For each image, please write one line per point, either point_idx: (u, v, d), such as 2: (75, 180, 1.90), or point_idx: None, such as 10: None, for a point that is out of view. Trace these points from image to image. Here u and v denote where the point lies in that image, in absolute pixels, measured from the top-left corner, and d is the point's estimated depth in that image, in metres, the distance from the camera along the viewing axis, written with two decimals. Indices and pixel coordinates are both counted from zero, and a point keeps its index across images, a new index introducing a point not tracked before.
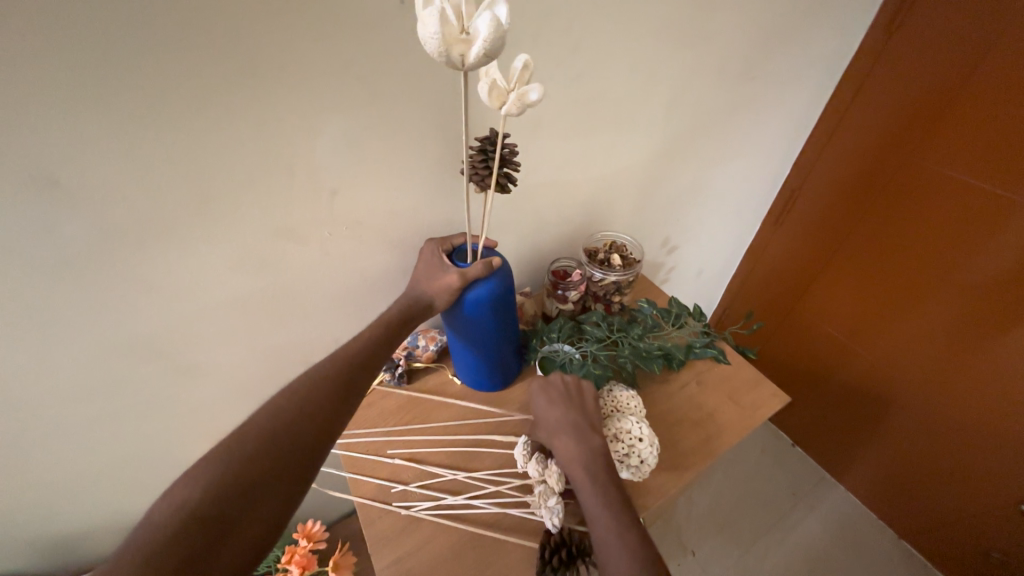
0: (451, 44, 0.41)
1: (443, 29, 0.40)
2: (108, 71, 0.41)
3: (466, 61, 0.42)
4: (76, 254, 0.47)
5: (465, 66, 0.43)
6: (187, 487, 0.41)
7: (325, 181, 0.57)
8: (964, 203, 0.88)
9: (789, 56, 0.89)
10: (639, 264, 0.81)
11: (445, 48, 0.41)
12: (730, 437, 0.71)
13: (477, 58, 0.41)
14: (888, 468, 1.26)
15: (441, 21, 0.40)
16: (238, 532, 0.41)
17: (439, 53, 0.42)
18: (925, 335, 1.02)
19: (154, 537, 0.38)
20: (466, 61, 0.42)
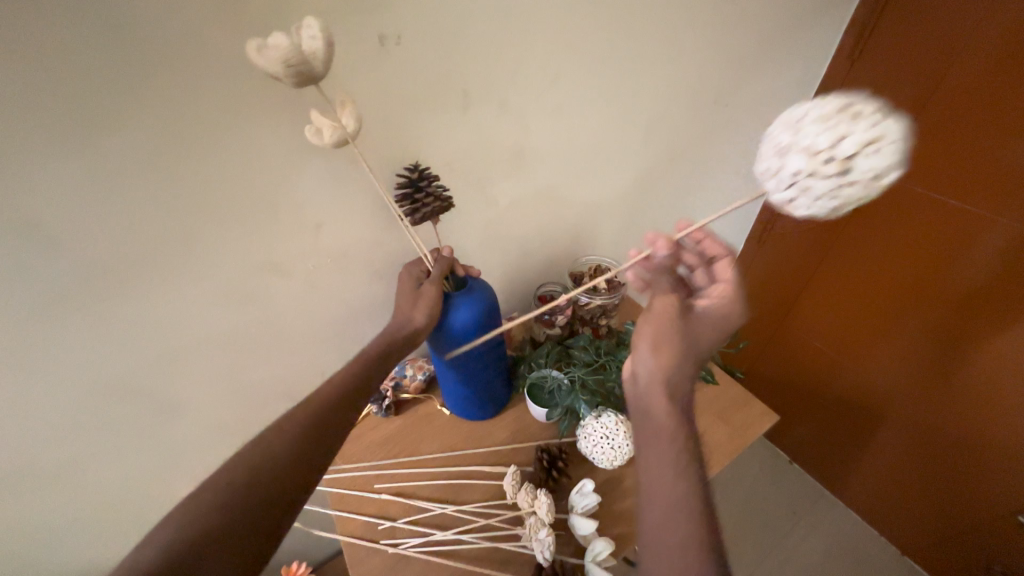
0: (297, 53, 0.41)
1: (279, 51, 0.40)
2: (89, 122, 0.42)
3: (320, 62, 0.43)
4: (54, 295, 0.48)
5: (323, 62, 0.43)
6: (162, 532, 0.41)
7: (307, 217, 0.58)
8: (941, 218, 0.92)
9: (762, 80, 0.92)
10: (624, 286, 0.82)
11: (296, 54, 0.41)
12: (720, 459, 0.71)
13: (325, 43, 0.42)
14: (883, 483, 1.26)
15: (276, 38, 0.40)
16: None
17: (294, 64, 0.41)
18: (914, 349, 1.04)
19: None
20: (318, 60, 0.42)
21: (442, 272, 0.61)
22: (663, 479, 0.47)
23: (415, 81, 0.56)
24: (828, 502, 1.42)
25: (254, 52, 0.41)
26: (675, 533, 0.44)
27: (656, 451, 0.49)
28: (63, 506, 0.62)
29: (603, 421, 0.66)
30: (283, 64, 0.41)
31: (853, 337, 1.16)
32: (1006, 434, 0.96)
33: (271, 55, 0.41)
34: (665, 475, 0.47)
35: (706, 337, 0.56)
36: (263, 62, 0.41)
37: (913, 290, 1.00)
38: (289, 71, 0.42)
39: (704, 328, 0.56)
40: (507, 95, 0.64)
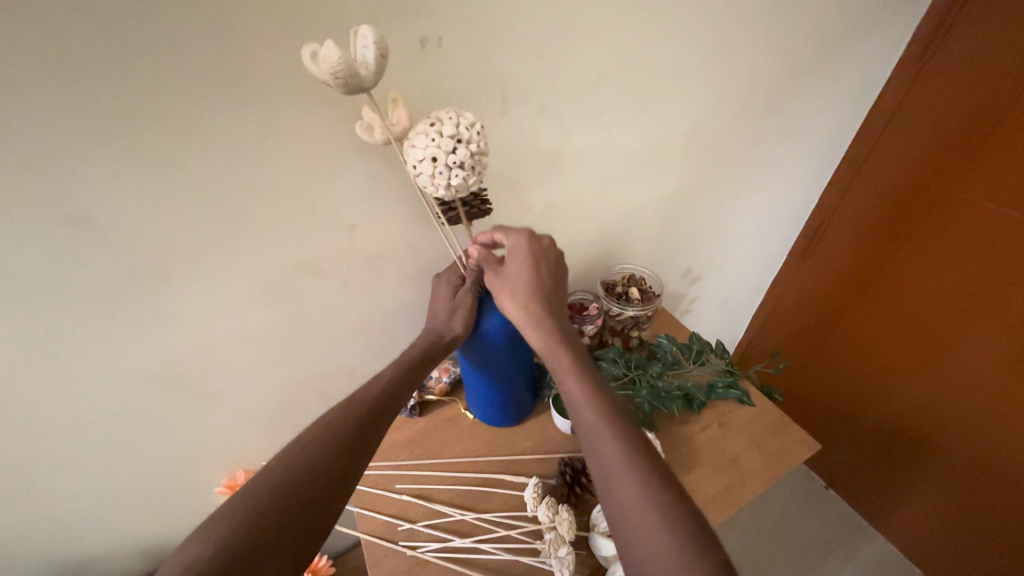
0: (349, 67, 0.40)
1: (332, 62, 0.39)
2: (147, 121, 0.44)
3: (371, 74, 0.42)
4: (107, 284, 0.50)
5: (374, 74, 0.42)
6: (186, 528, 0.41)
7: (343, 218, 0.59)
8: (997, 234, 0.85)
9: (818, 86, 0.86)
10: (658, 298, 0.79)
11: (347, 68, 0.40)
12: (753, 486, 0.67)
13: (377, 55, 0.41)
14: (931, 520, 1.17)
15: (329, 51, 0.39)
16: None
17: (345, 77, 0.40)
18: (967, 376, 0.97)
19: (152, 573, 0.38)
20: (369, 71, 0.41)
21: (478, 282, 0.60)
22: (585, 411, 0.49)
23: (455, 85, 0.55)
24: (866, 534, 1.33)
25: (307, 58, 0.40)
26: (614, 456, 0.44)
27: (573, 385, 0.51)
28: (110, 482, 0.65)
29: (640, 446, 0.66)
30: (331, 76, 0.40)
31: (900, 360, 1.08)
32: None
33: (322, 65, 0.40)
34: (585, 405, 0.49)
35: (528, 272, 0.55)
36: (314, 71, 0.41)
37: (971, 309, 0.92)
38: (338, 83, 0.41)
39: (521, 264, 0.56)
40: (546, 101, 0.62)
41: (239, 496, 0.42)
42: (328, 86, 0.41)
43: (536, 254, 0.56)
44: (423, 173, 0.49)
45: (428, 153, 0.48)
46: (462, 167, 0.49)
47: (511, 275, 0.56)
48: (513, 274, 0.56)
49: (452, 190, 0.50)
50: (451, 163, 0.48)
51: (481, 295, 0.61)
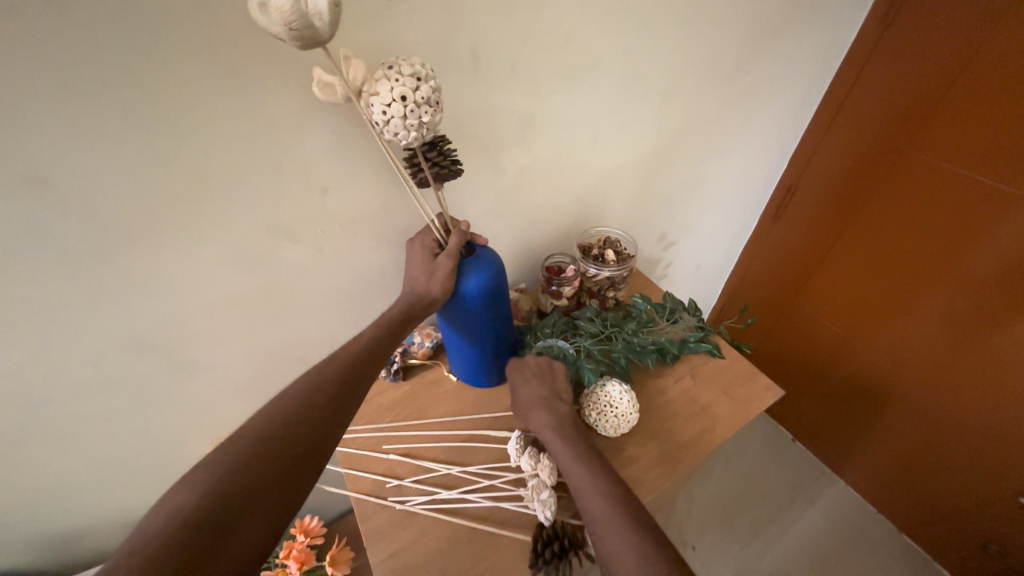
0: (302, 16, 0.38)
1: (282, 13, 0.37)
2: (97, 76, 0.42)
3: (325, 25, 0.40)
4: (72, 251, 0.48)
5: (328, 25, 0.40)
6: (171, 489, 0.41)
7: (315, 180, 0.58)
8: (958, 195, 0.89)
9: (786, 46, 0.87)
10: (633, 259, 0.81)
11: (300, 18, 0.38)
12: (723, 431, 0.71)
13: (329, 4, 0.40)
14: (887, 462, 1.26)
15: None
16: (231, 543, 0.39)
17: (299, 29, 0.39)
18: (924, 329, 1.03)
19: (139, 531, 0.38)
20: (324, 23, 0.40)
21: (456, 244, 0.60)
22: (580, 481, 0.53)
23: (423, 40, 0.54)
24: (828, 479, 1.44)
25: (256, 10, 0.38)
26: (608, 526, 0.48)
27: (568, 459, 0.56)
28: (92, 454, 0.65)
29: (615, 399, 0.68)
30: (285, 28, 0.38)
31: (863, 318, 1.15)
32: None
33: (273, 15, 0.38)
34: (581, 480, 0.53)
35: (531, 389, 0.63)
36: (266, 23, 0.39)
37: (930, 267, 0.98)
38: (292, 35, 0.39)
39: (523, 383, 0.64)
40: (517, 58, 0.61)
41: (225, 454, 0.43)
42: (280, 39, 0.40)
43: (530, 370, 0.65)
44: (394, 116, 0.47)
45: (395, 94, 0.46)
46: (428, 103, 0.47)
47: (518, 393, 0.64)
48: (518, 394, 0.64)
49: (419, 137, 0.49)
50: (418, 100, 0.46)
51: (459, 258, 0.62)
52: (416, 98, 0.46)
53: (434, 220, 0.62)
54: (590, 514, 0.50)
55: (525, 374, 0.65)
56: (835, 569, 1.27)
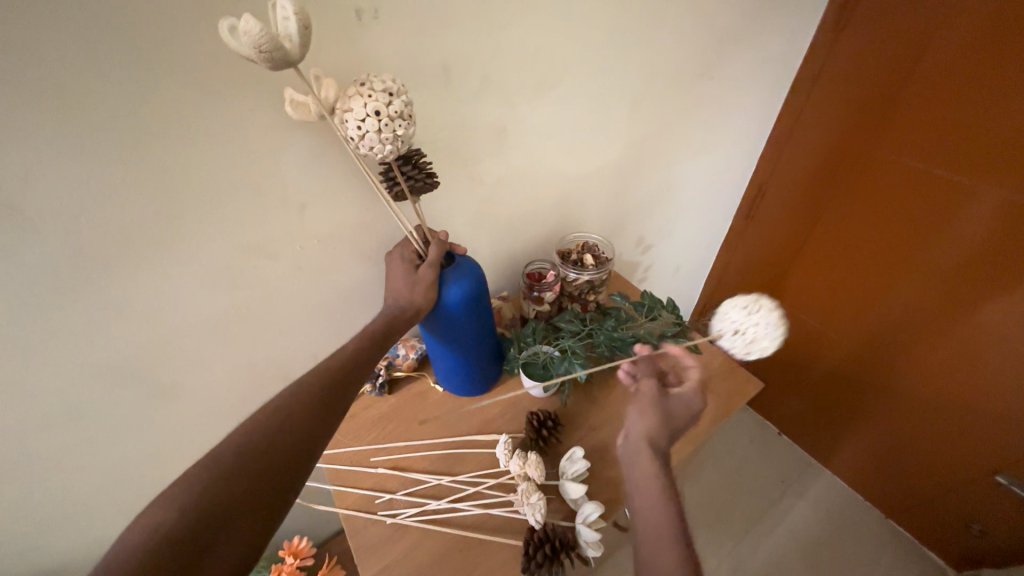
0: (272, 39, 0.39)
1: (251, 33, 0.38)
2: (67, 100, 0.42)
3: (295, 47, 0.41)
4: (41, 277, 0.48)
5: (298, 46, 0.41)
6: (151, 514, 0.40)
7: (293, 197, 0.58)
8: (923, 188, 0.95)
9: (745, 53, 0.92)
10: (611, 262, 0.84)
11: (270, 40, 0.39)
12: (706, 425, 0.73)
13: (299, 26, 0.41)
14: (871, 450, 1.29)
15: (248, 22, 0.38)
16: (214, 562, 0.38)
17: (269, 50, 0.39)
18: (899, 318, 1.07)
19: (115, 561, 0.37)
20: (294, 45, 0.41)
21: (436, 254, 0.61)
22: (660, 528, 0.47)
23: (393, 59, 0.56)
24: (815, 470, 1.46)
25: (227, 33, 0.39)
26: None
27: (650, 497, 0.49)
28: (67, 487, 0.63)
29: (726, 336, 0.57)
30: (255, 50, 0.39)
31: (842, 312, 1.18)
32: (1004, 394, 0.96)
33: (242, 38, 0.39)
34: (661, 526, 0.47)
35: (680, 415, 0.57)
36: (236, 45, 0.40)
37: (902, 259, 1.02)
38: (262, 57, 0.40)
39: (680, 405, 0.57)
40: (488, 72, 0.64)
41: (209, 472, 0.42)
42: (251, 60, 0.41)
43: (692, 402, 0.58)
44: (368, 131, 0.48)
45: (370, 109, 0.47)
46: (401, 117, 0.48)
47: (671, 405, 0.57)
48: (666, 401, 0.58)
49: (394, 150, 0.50)
50: (391, 114, 0.47)
51: (440, 268, 0.62)
52: (390, 111, 0.47)
53: (412, 233, 0.63)
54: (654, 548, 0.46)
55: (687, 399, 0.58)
56: (828, 559, 1.29)
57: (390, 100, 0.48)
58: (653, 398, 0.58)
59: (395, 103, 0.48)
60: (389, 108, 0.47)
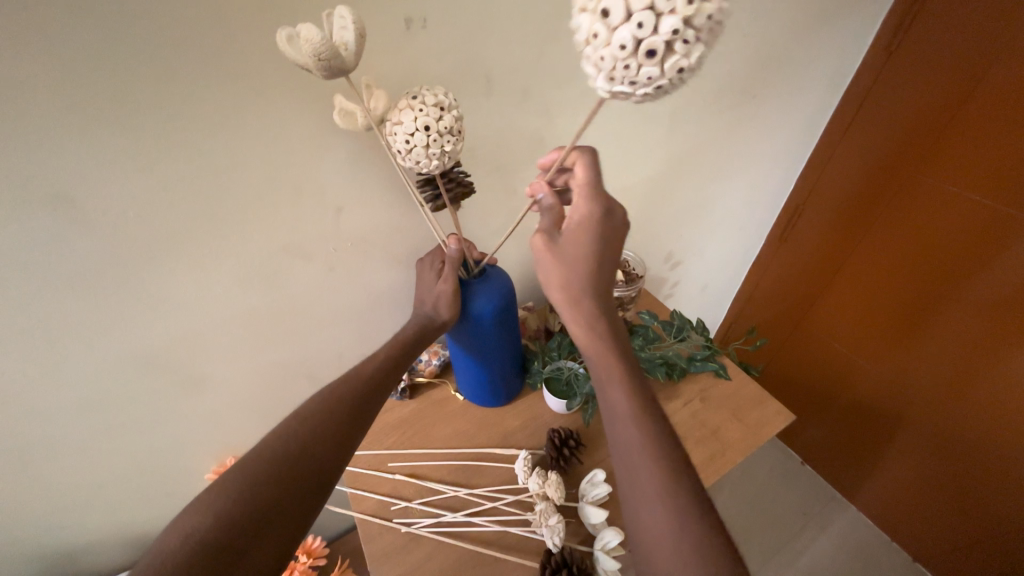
0: (331, 46, 0.39)
1: (309, 45, 0.38)
2: (121, 99, 0.43)
3: (351, 54, 0.41)
4: (89, 269, 0.49)
5: (354, 55, 0.41)
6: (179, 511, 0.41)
7: (331, 200, 0.59)
8: (966, 217, 0.89)
9: (791, 73, 0.89)
10: (642, 279, 0.82)
11: (329, 48, 0.39)
12: (733, 455, 0.70)
13: (356, 36, 0.41)
14: (900, 489, 1.23)
15: (308, 30, 0.38)
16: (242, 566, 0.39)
17: (326, 58, 0.39)
18: (934, 352, 1.01)
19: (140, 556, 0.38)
20: (350, 53, 0.41)
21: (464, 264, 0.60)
22: (618, 409, 0.46)
23: (437, 67, 0.56)
24: (839, 505, 1.40)
25: (285, 42, 0.40)
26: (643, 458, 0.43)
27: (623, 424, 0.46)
28: (96, 470, 0.65)
29: (651, 69, 0.42)
30: (313, 57, 0.39)
31: (873, 340, 1.13)
32: None
33: (302, 46, 0.39)
34: (632, 424, 0.45)
35: (586, 252, 0.50)
36: (294, 54, 0.40)
37: (940, 289, 0.96)
38: (320, 64, 0.40)
39: (582, 242, 0.50)
40: (530, 84, 0.63)
41: (234, 474, 0.43)
42: (308, 70, 0.41)
43: (601, 233, 0.50)
44: (416, 146, 0.47)
45: (419, 124, 0.47)
46: (450, 133, 0.48)
47: (574, 250, 0.50)
48: (570, 249, 0.50)
49: (439, 164, 0.50)
50: (440, 130, 0.47)
51: (469, 279, 0.61)
52: (439, 128, 0.47)
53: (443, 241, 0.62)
54: (618, 431, 0.46)
55: (592, 229, 0.50)
56: None
57: (441, 115, 0.47)
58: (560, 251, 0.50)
59: (447, 120, 0.47)
60: (439, 124, 0.47)
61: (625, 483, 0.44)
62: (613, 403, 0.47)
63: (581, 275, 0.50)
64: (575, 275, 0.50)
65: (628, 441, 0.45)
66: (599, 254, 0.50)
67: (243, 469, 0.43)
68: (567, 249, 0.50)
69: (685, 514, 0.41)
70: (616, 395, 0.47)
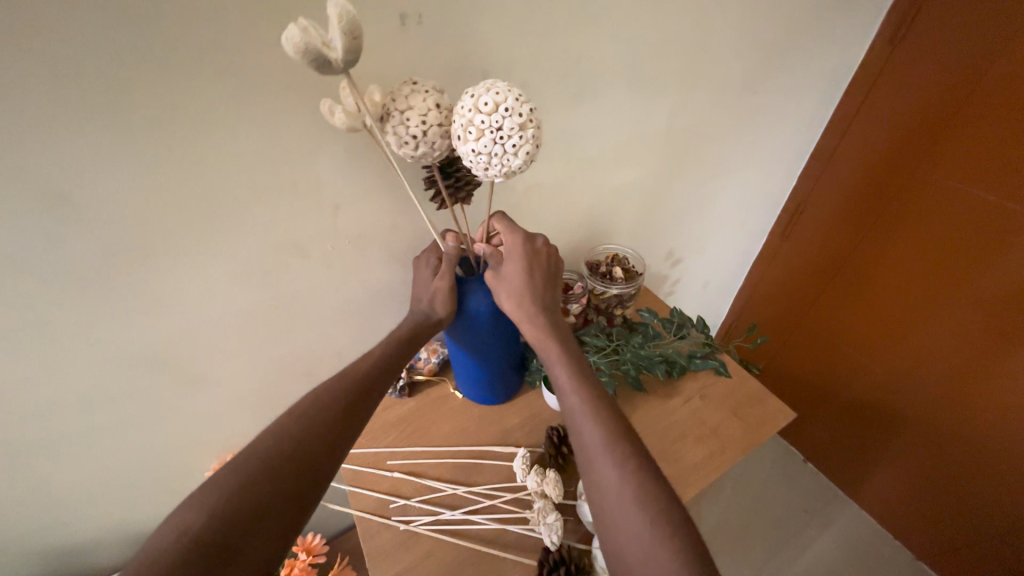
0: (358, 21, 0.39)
1: (341, 23, 0.38)
2: (119, 97, 0.43)
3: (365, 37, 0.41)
4: (86, 266, 0.49)
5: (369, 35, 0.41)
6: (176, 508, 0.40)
7: (328, 197, 0.58)
8: (967, 213, 0.88)
9: (793, 68, 0.88)
10: (641, 276, 0.82)
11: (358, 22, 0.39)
12: (733, 453, 0.70)
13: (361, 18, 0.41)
14: (903, 487, 1.22)
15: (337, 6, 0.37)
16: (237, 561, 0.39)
17: (355, 35, 0.39)
18: (937, 350, 1.00)
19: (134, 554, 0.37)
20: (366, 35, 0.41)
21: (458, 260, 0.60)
22: (567, 391, 0.53)
23: (434, 63, 0.55)
24: (842, 504, 1.39)
25: (302, 31, 0.38)
26: (592, 430, 0.49)
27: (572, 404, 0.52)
28: (97, 468, 0.65)
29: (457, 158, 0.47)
30: (346, 34, 0.38)
31: (872, 338, 1.12)
32: None
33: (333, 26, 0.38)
34: (579, 402, 0.52)
35: (523, 275, 0.58)
36: (315, 42, 0.38)
37: (943, 287, 0.95)
38: (348, 44, 0.39)
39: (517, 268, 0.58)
40: (527, 80, 0.62)
41: (233, 471, 0.43)
42: (329, 56, 0.39)
43: (531, 257, 0.59)
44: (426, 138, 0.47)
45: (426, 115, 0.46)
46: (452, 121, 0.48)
47: (513, 273, 0.58)
48: (509, 275, 0.58)
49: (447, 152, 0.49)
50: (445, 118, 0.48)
51: (466, 276, 0.61)
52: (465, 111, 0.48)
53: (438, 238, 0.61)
54: (571, 412, 0.52)
55: (526, 255, 0.58)
56: None
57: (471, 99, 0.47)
58: (501, 276, 0.58)
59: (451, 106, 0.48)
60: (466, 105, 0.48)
61: (580, 456, 0.50)
62: (564, 388, 0.54)
63: (523, 287, 0.57)
64: (517, 293, 0.57)
65: (578, 420, 0.51)
66: (534, 266, 0.59)
67: (239, 466, 0.43)
68: (507, 274, 0.58)
69: (630, 471, 0.46)
70: (562, 376, 0.55)
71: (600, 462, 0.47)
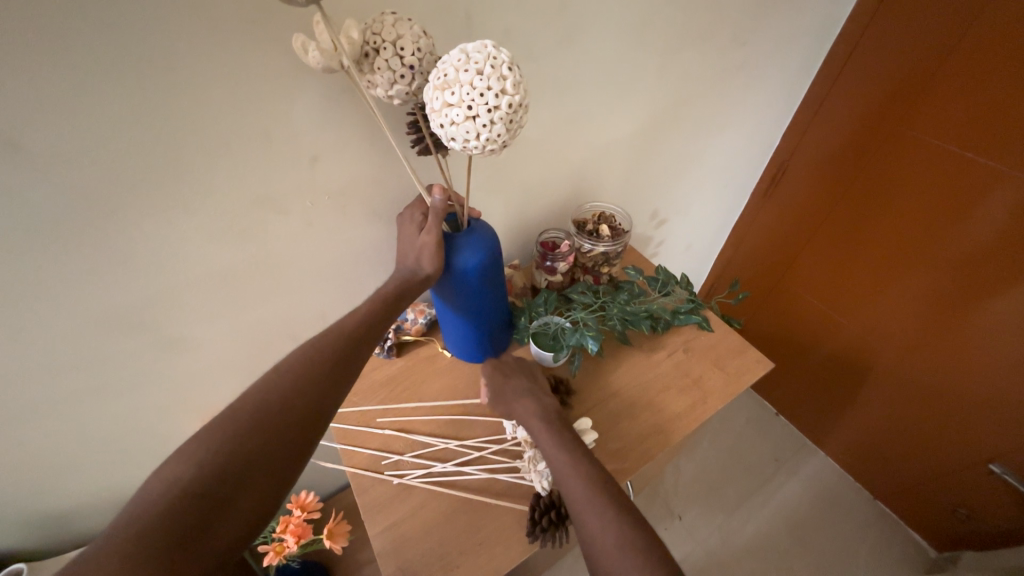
0: None
1: None
2: (62, 31, 0.39)
3: None
4: (46, 223, 0.46)
5: None
6: (164, 465, 0.40)
7: (305, 149, 0.56)
8: (946, 171, 0.89)
9: (784, 18, 0.86)
10: (627, 234, 0.81)
11: None
12: (714, 402, 0.73)
13: None
14: (866, 433, 1.31)
15: None
16: (230, 515, 0.39)
17: None
18: (909, 306, 1.04)
19: (124, 509, 0.37)
20: None
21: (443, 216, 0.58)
22: (552, 455, 0.56)
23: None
24: (809, 451, 1.49)
25: None
26: (578, 486, 0.51)
27: (562, 465, 0.54)
28: (80, 434, 0.64)
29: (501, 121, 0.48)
30: None
31: (850, 295, 1.16)
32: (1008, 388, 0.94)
33: None
34: (563, 463, 0.54)
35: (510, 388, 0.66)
36: None
37: (920, 245, 0.97)
38: None
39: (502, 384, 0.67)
40: (510, 23, 0.59)
41: (223, 428, 0.42)
42: None
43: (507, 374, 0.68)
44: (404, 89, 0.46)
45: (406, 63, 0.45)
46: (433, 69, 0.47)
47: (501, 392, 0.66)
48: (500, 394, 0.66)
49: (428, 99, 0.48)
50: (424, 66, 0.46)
51: (452, 233, 0.60)
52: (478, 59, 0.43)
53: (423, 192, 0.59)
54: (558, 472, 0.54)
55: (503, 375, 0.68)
56: (814, 535, 1.33)
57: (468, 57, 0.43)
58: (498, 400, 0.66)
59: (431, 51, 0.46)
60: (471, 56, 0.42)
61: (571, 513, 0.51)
62: (549, 453, 0.56)
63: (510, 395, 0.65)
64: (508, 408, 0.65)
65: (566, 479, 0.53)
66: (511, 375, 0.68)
67: (227, 423, 0.43)
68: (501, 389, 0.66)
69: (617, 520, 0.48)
70: (546, 443, 0.57)
71: (586, 509, 0.49)
